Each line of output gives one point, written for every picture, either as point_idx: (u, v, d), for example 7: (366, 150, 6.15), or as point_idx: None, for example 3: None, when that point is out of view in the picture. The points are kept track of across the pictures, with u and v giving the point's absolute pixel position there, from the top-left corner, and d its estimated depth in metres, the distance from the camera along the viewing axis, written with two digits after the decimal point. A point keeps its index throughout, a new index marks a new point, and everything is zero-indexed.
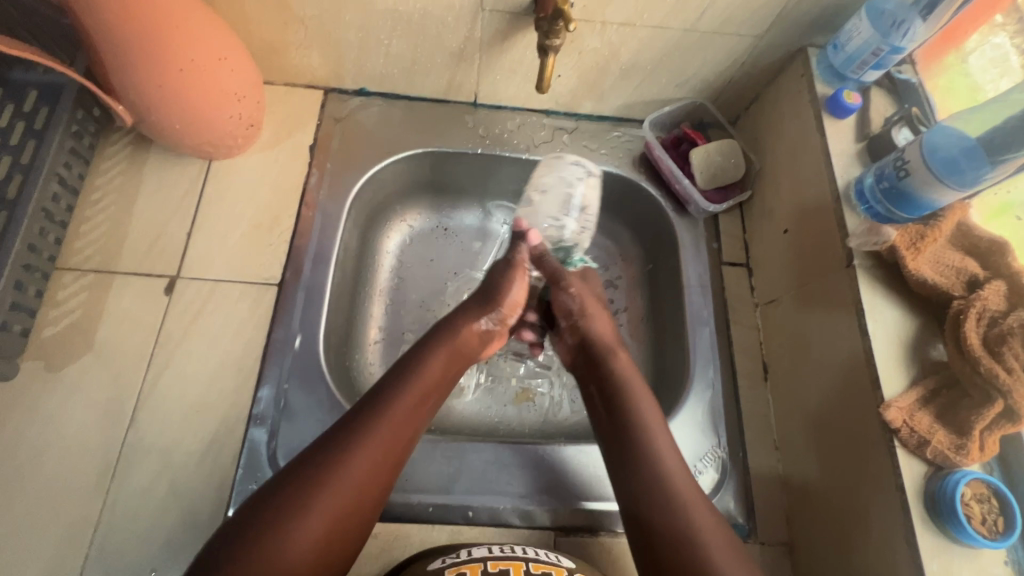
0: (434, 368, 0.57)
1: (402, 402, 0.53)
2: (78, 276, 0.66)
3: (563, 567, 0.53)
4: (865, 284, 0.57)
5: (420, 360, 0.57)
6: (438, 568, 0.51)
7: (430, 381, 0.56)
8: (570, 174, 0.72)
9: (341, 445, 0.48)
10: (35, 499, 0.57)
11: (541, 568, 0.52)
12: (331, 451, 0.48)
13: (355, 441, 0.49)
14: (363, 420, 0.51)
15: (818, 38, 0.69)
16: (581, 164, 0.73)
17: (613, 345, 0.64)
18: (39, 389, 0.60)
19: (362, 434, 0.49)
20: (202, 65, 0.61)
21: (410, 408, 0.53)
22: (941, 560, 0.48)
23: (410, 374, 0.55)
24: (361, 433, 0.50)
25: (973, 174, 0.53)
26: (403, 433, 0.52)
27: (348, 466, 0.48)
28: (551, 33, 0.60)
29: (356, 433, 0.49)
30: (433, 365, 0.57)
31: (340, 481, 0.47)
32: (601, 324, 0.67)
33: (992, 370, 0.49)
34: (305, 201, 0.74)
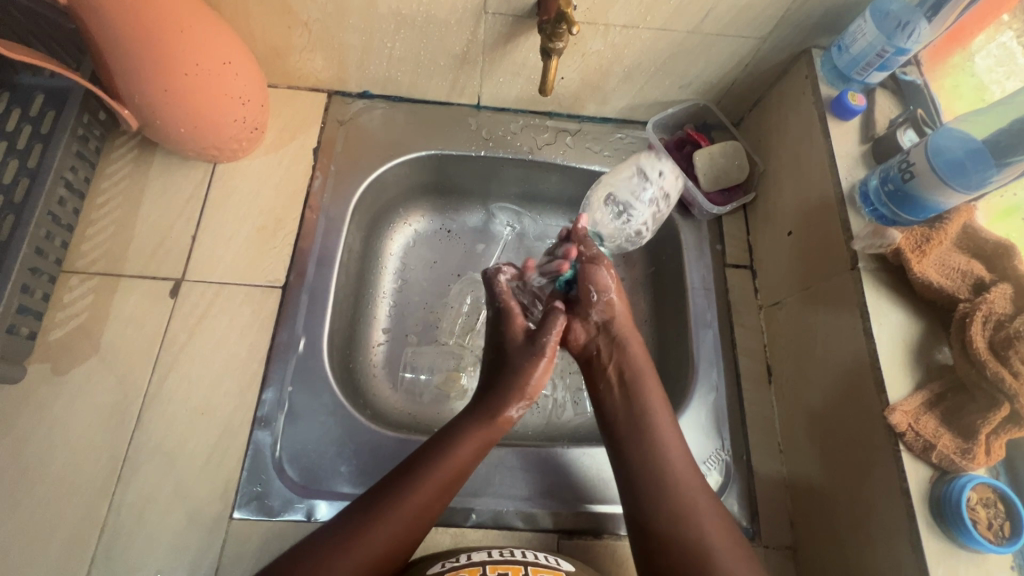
0: (469, 446, 0.56)
1: (432, 481, 0.52)
2: (84, 279, 0.66)
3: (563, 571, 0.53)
4: (869, 287, 0.57)
5: (455, 436, 0.56)
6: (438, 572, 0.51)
7: (463, 462, 0.55)
8: (648, 176, 0.74)
9: (367, 515, 0.50)
10: (42, 501, 0.57)
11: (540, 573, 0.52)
12: (358, 519, 0.50)
13: (380, 513, 0.50)
14: (392, 491, 0.52)
15: (822, 39, 0.69)
16: (662, 175, 0.74)
17: (632, 335, 0.64)
18: (45, 391, 0.61)
19: (390, 505, 0.51)
20: (206, 69, 0.62)
21: (440, 485, 0.53)
22: (945, 564, 0.47)
23: (446, 444, 0.55)
24: (387, 505, 0.51)
25: (979, 176, 0.53)
26: (430, 504, 0.52)
27: (370, 536, 0.49)
28: (555, 36, 0.59)
29: (382, 506, 0.50)
30: (467, 444, 0.56)
31: (361, 544, 0.48)
32: (621, 304, 0.65)
33: (998, 373, 0.48)
34: (309, 203, 0.74)
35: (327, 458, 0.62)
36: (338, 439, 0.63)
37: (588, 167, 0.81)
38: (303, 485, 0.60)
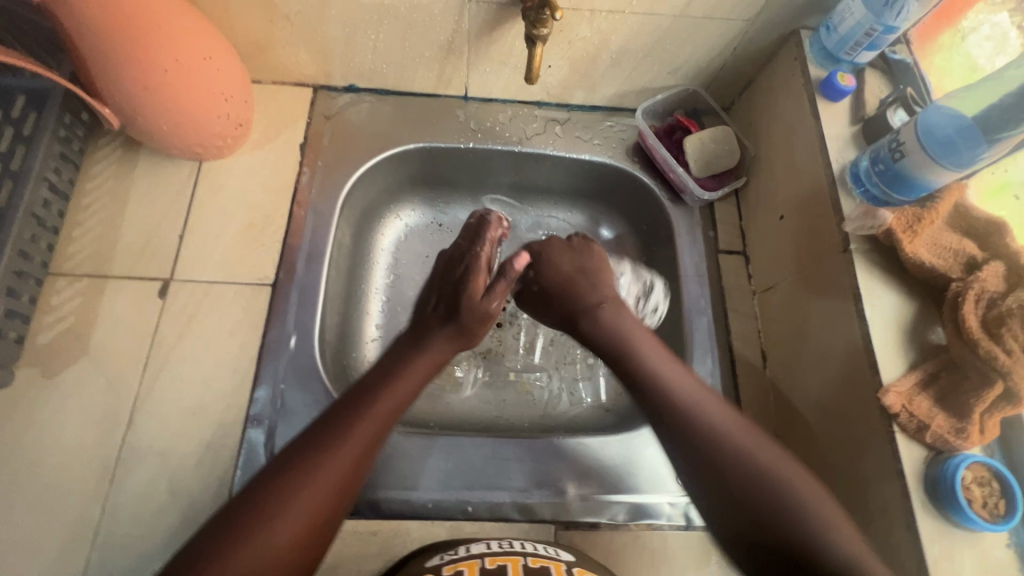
0: (416, 365, 0.57)
1: (382, 403, 0.52)
2: (71, 281, 0.65)
3: (563, 561, 0.52)
4: (861, 268, 0.56)
5: (400, 363, 0.57)
6: (436, 565, 0.51)
7: (411, 382, 0.56)
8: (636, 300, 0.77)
9: (319, 443, 0.48)
10: (35, 505, 0.57)
11: (540, 563, 0.51)
12: (310, 448, 0.48)
13: (332, 439, 0.49)
14: (342, 418, 0.50)
15: (810, 21, 0.68)
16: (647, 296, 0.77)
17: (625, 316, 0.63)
18: (35, 395, 0.60)
19: (342, 430, 0.49)
20: (186, 64, 0.60)
21: (391, 406, 0.53)
22: (941, 544, 0.47)
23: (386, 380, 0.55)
24: (340, 430, 0.49)
25: (970, 154, 0.52)
26: (382, 426, 0.52)
27: (328, 463, 0.47)
28: (538, 23, 0.59)
29: (334, 432, 0.49)
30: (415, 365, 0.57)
31: (320, 472, 0.47)
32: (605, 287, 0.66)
33: (991, 352, 0.48)
34: (297, 199, 0.73)
35: None
36: None
37: (578, 156, 0.80)
38: None
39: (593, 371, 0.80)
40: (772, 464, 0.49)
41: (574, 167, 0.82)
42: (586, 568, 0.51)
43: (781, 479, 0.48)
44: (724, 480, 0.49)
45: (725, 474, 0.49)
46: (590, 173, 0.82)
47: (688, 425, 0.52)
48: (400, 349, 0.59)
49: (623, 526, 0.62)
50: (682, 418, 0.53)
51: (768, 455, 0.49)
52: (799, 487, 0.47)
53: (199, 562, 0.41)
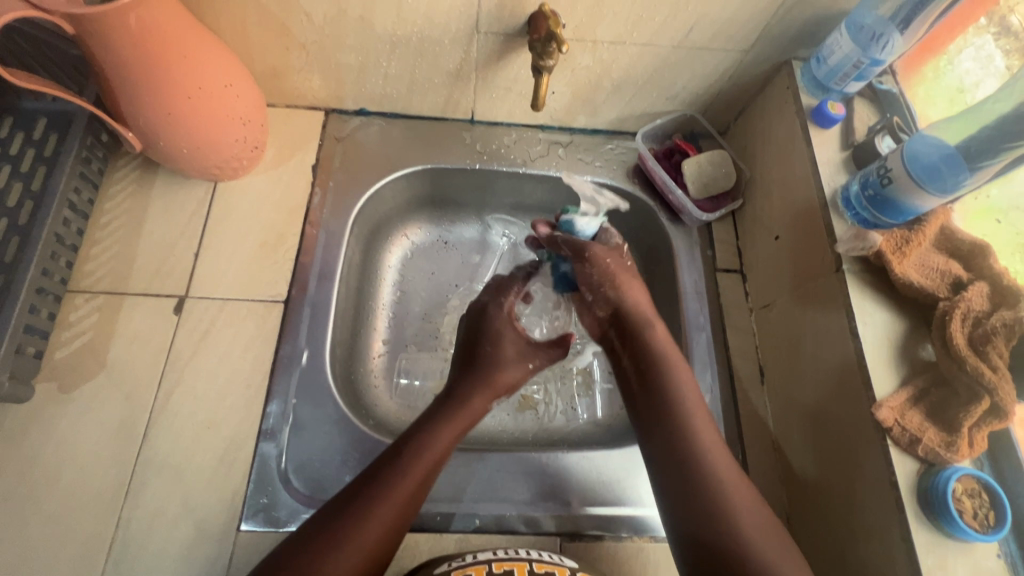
0: (443, 431, 0.58)
1: (411, 471, 0.53)
2: (89, 298, 0.67)
3: (567, 567, 0.55)
4: (853, 287, 0.59)
5: (428, 427, 0.58)
6: (445, 570, 0.53)
7: (439, 450, 0.56)
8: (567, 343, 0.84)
9: (351, 515, 0.49)
10: (51, 519, 0.58)
11: (545, 569, 0.54)
12: (338, 523, 0.49)
13: (360, 515, 0.49)
14: (400, 457, 0.54)
15: (801, 52, 0.72)
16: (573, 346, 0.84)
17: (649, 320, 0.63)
18: (53, 409, 0.62)
19: (368, 503, 0.50)
20: (208, 92, 0.63)
21: (421, 473, 0.54)
22: (935, 554, 0.49)
23: (444, 417, 0.59)
24: (367, 502, 0.50)
25: (953, 181, 0.55)
26: (413, 495, 0.53)
27: (357, 539, 0.48)
28: (544, 55, 0.62)
29: (362, 506, 0.50)
30: (444, 429, 0.58)
31: (349, 546, 0.48)
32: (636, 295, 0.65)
33: (978, 368, 0.50)
34: (309, 218, 0.75)
35: (332, 468, 0.63)
36: (342, 450, 0.64)
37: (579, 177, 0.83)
38: (308, 495, 0.61)
39: (589, 388, 0.82)
40: (744, 520, 0.49)
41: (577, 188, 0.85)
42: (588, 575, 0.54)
43: (746, 533, 0.49)
44: (699, 521, 0.50)
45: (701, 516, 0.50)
46: None
47: (689, 467, 0.53)
48: (429, 411, 0.60)
49: (628, 540, 0.63)
50: (687, 454, 0.53)
51: (742, 511, 0.50)
52: (763, 543, 0.48)
53: None
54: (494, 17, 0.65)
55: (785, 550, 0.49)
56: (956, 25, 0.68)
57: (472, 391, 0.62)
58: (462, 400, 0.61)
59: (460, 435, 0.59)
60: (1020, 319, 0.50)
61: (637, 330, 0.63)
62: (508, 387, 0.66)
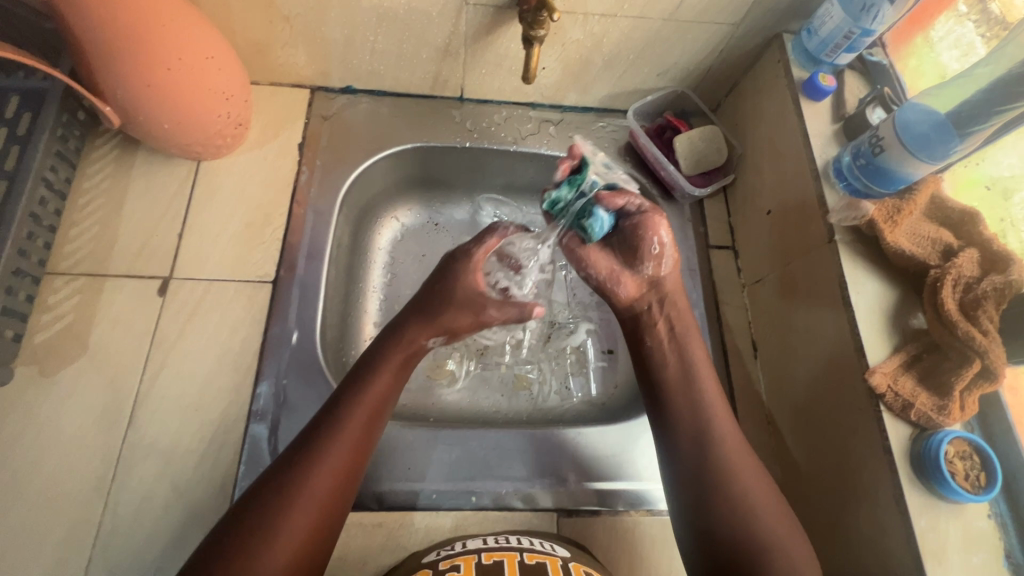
0: (380, 377, 0.56)
1: (354, 419, 0.52)
2: (69, 280, 0.65)
3: (558, 556, 0.53)
4: (846, 256, 0.59)
5: (364, 374, 0.56)
6: (432, 561, 0.51)
7: (378, 396, 0.54)
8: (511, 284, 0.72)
9: (295, 473, 0.48)
10: (34, 505, 0.56)
11: (536, 559, 0.52)
12: (280, 483, 0.47)
13: (302, 471, 0.48)
14: (340, 406, 0.52)
15: (792, 25, 0.71)
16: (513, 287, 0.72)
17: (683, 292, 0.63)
18: (33, 394, 0.60)
19: (309, 460, 0.49)
20: (188, 64, 0.61)
21: (362, 421, 0.52)
22: (928, 516, 0.50)
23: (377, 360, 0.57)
24: (307, 459, 0.49)
25: (944, 148, 0.55)
26: (356, 446, 0.51)
27: (304, 496, 0.47)
28: (535, 24, 0.61)
29: (302, 462, 0.48)
30: (383, 375, 0.56)
31: (297, 505, 0.46)
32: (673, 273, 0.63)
33: (969, 332, 0.51)
34: (296, 198, 0.74)
35: None
36: None
37: None
38: None
39: (583, 367, 0.82)
40: (758, 499, 0.51)
41: None
42: (581, 562, 0.52)
43: (760, 514, 0.50)
44: (710, 511, 0.51)
45: (719, 490, 0.52)
46: None
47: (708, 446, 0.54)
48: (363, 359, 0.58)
49: (624, 514, 0.64)
50: (703, 441, 0.54)
51: (758, 494, 0.51)
52: (777, 524, 0.50)
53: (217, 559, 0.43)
54: None
55: (802, 546, 0.50)
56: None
57: (412, 337, 0.59)
58: (399, 342, 0.59)
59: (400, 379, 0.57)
60: (1010, 284, 0.51)
61: (672, 304, 0.63)
62: (453, 329, 0.62)
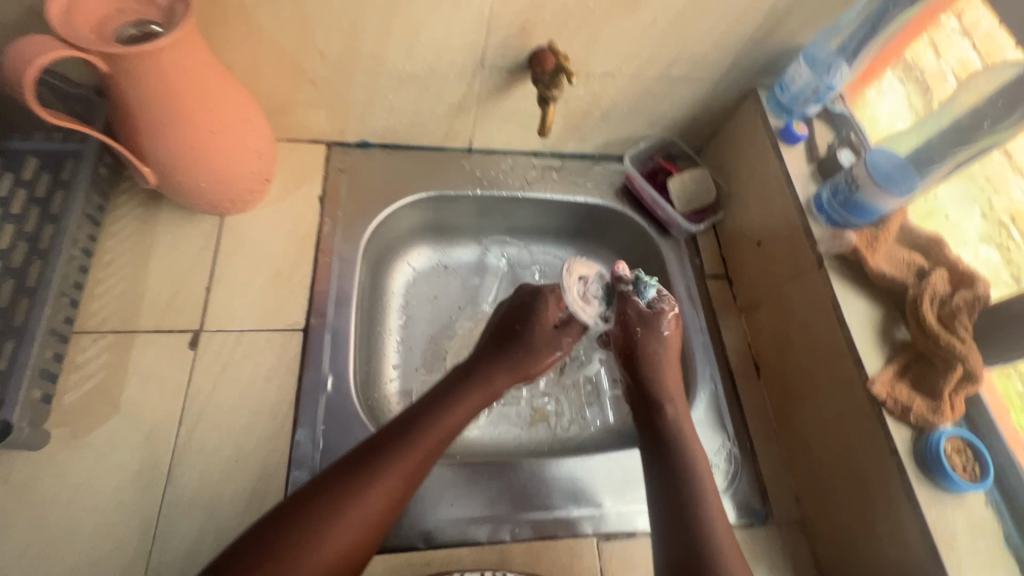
0: (459, 409, 0.62)
1: (417, 448, 0.57)
2: (97, 338, 0.65)
3: None
4: (835, 280, 0.67)
5: (442, 404, 0.62)
6: None
7: (446, 430, 0.60)
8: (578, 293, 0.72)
9: (348, 488, 0.53)
10: (72, 571, 0.54)
11: None
12: (343, 487, 0.53)
13: (365, 482, 0.54)
14: (407, 434, 0.58)
15: (765, 81, 0.81)
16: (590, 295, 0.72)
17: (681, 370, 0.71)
18: (66, 456, 0.59)
19: (374, 472, 0.55)
20: (229, 126, 0.64)
21: (429, 449, 0.58)
22: (936, 507, 0.56)
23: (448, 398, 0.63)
24: (372, 472, 0.55)
25: (908, 184, 0.65)
26: (416, 471, 0.57)
27: (360, 504, 0.53)
28: (552, 86, 0.68)
29: (367, 475, 0.54)
30: (462, 407, 0.62)
31: (350, 512, 0.52)
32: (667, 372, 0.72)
33: (950, 340, 0.59)
34: (321, 247, 0.77)
35: None
36: None
37: (574, 199, 0.90)
38: None
39: (597, 396, 0.86)
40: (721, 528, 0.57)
41: (571, 208, 0.91)
42: None
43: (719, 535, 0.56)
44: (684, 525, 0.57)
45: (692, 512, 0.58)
46: (585, 213, 0.91)
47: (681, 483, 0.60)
48: (442, 390, 0.64)
49: None
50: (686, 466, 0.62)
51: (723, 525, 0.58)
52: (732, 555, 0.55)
53: (264, 554, 0.49)
54: (499, 53, 0.71)
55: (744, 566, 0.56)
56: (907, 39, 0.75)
57: (495, 372, 0.66)
58: (480, 381, 0.65)
59: (475, 412, 0.64)
60: (978, 298, 0.60)
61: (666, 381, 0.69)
62: (533, 371, 0.70)
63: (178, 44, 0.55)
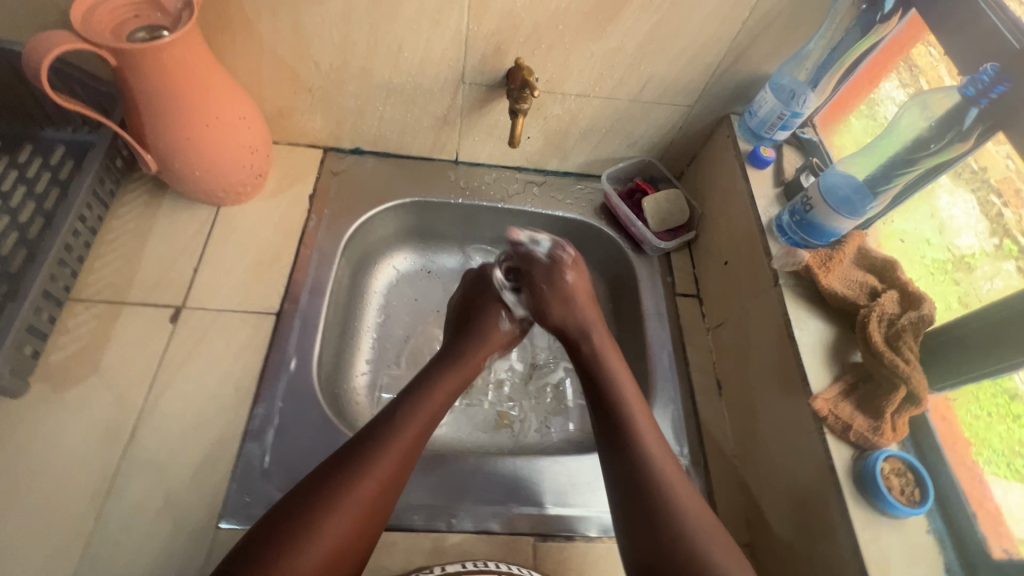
0: (440, 393, 0.65)
1: (409, 427, 0.60)
2: (89, 306, 0.71)
3: None
4: (788, 297, 0.67)
5: (424, 390, 0.65)
6: None
7: (432, 411, 0.63)
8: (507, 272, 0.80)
9: (348, 472, 0.55)
10: (30, 514, 0.58)
11: None
12: (341, 473, 0.55)
13: (360, 469, 0.56)
14: (395, 414, 0.61)
15: (738, 108, 0.84)
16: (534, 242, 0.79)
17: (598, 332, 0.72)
18: (42, 408, 0.64)
19: (367, 459, 0.56)
20: (225, 122, 0.71)
21: (416, 433, 0.60)
22: (871, 529, 0.54)
23: (432, 382, 0.66)
24: (365, 459, 0.56)
25: (861, 207, 0.66)
26: (407, 456, 0.59)
27: (357, 492, 0.54)
28: (520, 99, 0.73)
29: (361, 462, 0.56)
30: (443, 389, 0.66)
31: (349, 499, 0.54)
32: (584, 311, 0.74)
33: (894, 360, 0.58)
34: (304, 240, 0.82)
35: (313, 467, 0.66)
36: (325, 453, 0.67)
37: (552, 213, 0.93)
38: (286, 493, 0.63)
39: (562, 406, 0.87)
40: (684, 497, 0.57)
41: (550, 222, 0.94)
42: None
43: (686, 508, 0.56)
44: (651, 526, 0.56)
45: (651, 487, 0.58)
46: (564, 227, 0.94)
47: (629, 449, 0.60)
48: (424, 376, 0.67)
49: (597, 539, 0.66)
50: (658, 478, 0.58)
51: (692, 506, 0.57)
52: (705, 522, 0.56)
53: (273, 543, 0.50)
54: (478, 70, 0.77)
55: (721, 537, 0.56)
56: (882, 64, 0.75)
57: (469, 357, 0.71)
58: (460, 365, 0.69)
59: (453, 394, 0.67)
60: (924, 318, 0.59)
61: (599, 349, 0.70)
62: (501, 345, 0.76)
63: (183, 45, 0.62)
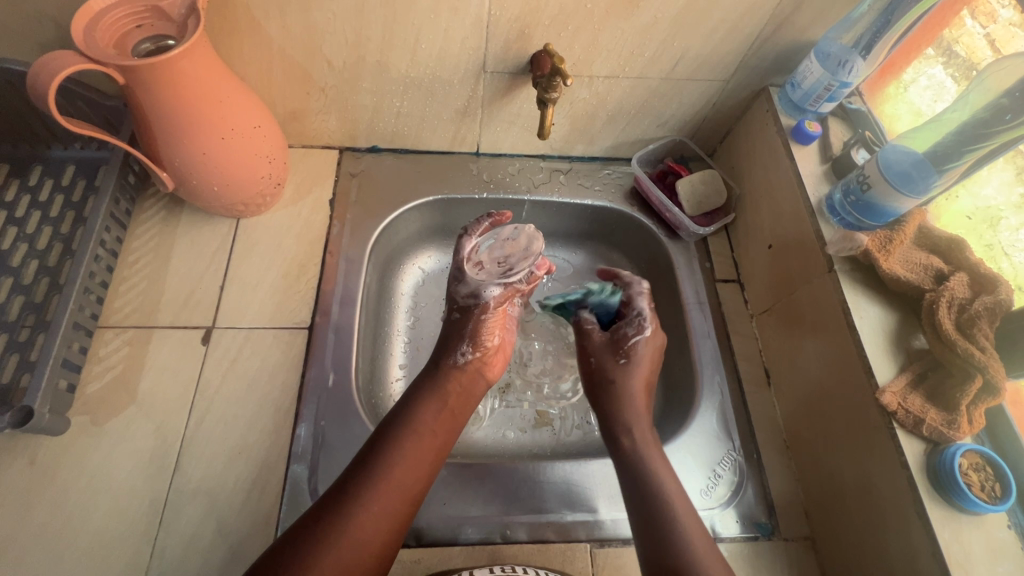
0: (429, 419, 0.63)
1: (411, 440, 0.60)
2: (119, 332, 0.69)
3: None
4: (846, 284, 0.64)
5: (409, 414, 0.63)
6: None
7: (430, 421, 0.63)
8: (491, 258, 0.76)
9: (355, 490, 0.56)
10: (85, 549, 0.58)
11: None
12: (349, 492, 0.55)
13: (364, 489, 0.56)
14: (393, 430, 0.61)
15: (777, 79, 0.79)
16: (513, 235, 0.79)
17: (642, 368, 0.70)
18: (84, 443, 0.63)
19: (363, 488, 0.56)
20: (240, 133, 0.68)
21: (413, 454, 0.60)
22: (951, 528, 0.52)
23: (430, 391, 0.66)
24: (361, 492, 0.55)
25: (924, 183, 0.62)
26: (410, 477, 0.58)
27: (368, 510, 0.54)
28: (549, 88, 0.69)
29: (356, 496, 0.55)
30: (433, 406, 0.65)
31: (348, 535, 0.53)
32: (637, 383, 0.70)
33: (968, 349, 0.56)
34: (329, 249, 0.79)
35: None
36: None
37: (581, 201, 0.89)
38: None
39: None
40: (678, 501, 0.59)
41: (578, 212, 0.90)
42: None
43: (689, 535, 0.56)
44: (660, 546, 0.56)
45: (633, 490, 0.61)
46: (593, 216, 0.91)
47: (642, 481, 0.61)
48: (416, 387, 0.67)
49: None
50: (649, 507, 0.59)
51: (682, 506, 0.59)
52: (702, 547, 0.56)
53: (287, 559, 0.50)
54: (500, 57, 0.72)
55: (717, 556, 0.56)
56: (938, 25, 0.72)
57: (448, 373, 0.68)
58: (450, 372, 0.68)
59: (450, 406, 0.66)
60: (999, 303, 0.56)
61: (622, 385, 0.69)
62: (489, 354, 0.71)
63: (192, 55, 0.58)
